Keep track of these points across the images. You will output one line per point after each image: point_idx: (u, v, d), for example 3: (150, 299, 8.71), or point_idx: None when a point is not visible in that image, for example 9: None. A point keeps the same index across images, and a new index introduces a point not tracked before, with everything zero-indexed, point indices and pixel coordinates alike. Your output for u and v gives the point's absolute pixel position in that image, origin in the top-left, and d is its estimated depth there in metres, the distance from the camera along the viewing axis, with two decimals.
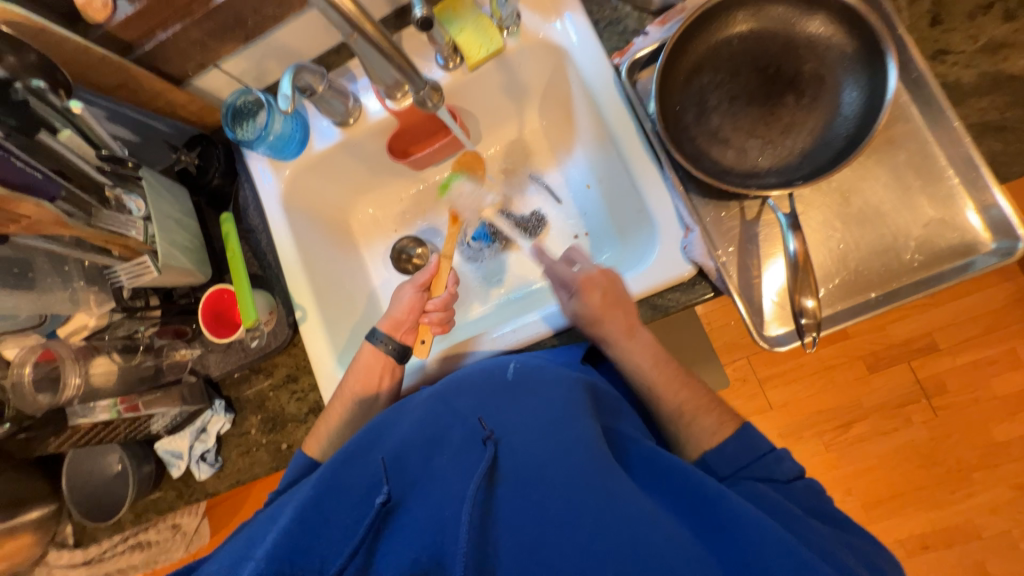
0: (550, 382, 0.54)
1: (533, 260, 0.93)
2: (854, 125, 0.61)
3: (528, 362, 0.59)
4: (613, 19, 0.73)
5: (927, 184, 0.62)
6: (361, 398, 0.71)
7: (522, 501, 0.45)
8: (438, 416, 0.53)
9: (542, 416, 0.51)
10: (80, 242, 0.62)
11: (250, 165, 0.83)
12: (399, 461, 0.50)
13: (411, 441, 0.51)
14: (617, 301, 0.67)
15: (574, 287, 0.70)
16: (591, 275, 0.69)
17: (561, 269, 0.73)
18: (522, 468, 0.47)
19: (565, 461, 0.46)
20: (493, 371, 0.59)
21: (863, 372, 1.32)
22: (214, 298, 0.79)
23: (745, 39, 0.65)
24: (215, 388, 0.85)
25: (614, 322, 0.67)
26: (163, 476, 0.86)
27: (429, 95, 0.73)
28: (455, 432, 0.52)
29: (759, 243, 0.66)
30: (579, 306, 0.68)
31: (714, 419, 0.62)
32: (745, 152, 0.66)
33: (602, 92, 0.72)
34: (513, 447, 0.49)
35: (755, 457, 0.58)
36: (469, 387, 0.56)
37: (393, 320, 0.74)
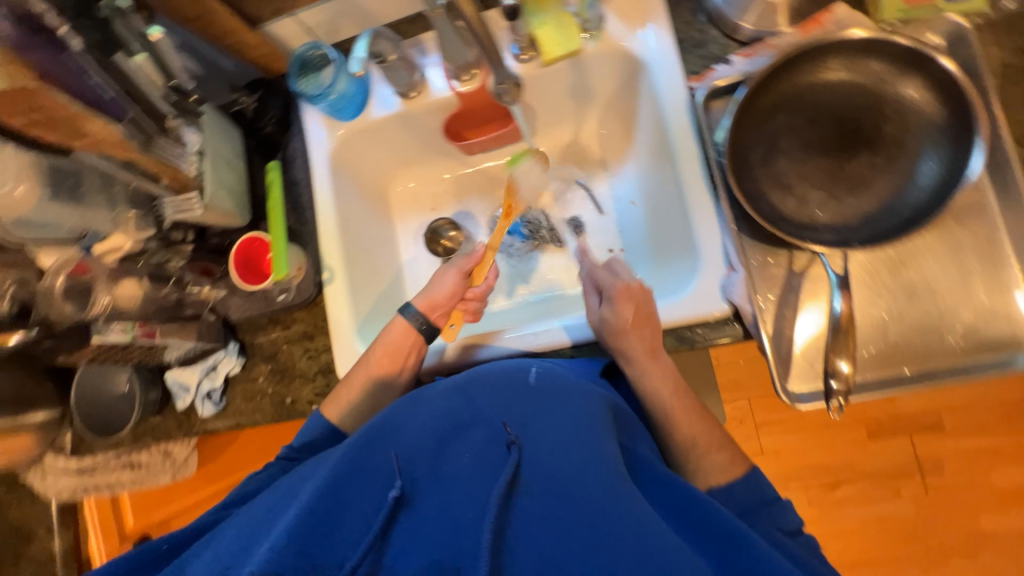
0: (576, 396, 0.54)
1: (563, 265, 0.93)
2: (925, 197, 0.60)
3: (549, 369, 0.60)
4: (698, 41, 0.72)
5: (987, 270, 0.61)
6: (383, 375, 0.71)
7: (544, 511, 0.44)
8: (458, 411, 0.53)
9: (566, 426, 0.50)
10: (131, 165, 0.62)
11: (305, 118, 0.83)
12: (419, 452, 0.49)
13: (433, 434, 0.51)
14: (647, 322, 0.67)
15: (609, 295, 0.70)
16: (629, 286, 0.70)
17: (602, 275, 0.74)
18: (545, 477, 0.46)
19: (590, 477, 0.46)
20: (515, 372, 0.58)
21: (863, 436, 1.30)
22: (246, 245, 0.80)
23: (834, 88, 0.63)
24: (231, 330, 0.86)
25: (638, 341, 0.66)
26: (167, 405, 0.88)
27: (508, 90, 0.68)
28: (477, 431, 0.51)
29: (801, 296, 0.65)
30: (609, 313, 0.68)
31: (725, 457, 0.63)
32: (805, 202, 0.64)
33: (672, 113, 0.71)
34: (536, 454, 0.48)
35: (760, 505, 0.59)
36: (491, 385, 0.56)
37: (430, 301, 0.75)
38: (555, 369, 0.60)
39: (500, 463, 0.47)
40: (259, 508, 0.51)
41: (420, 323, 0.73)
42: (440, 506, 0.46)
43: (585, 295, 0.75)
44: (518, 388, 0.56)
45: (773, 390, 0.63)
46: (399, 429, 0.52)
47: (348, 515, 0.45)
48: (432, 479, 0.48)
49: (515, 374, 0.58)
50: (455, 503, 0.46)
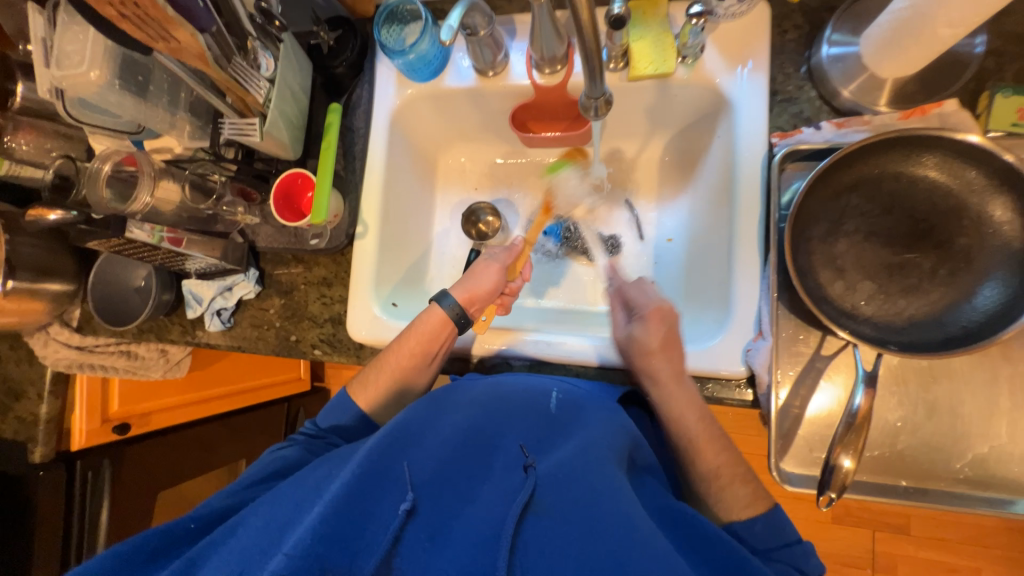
0: (589, 428, 0.61)
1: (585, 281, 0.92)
2: (978, 320, 0.57)
3: (568, 394, 0.68)
4: (792, 97, 0.69)
5: (1016, 408, 0.59)
6: (416, 356, 0.74)
7: (559, 528, 0.50)
8: (483, 432, 0.61)
9: (578, 456, 0.56)
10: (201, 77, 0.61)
11: (377, 69, 0.82)
12: (445, 465, 0.56)
13: (458, 450, 0.58)
14: (673, 346, 0.69)
15: (641, 313, 0.73)
16: (661, 308, 0.72)
17: (632, 291, 0.78)
18: (560, 497, 0.52)
19: (603, 502, 0.51)
20: (536, 401, 0.66)
21: (827, 518, 1.30)
22: (287, 181, 0.79)
23: (924, 185, 0.61)
24: (254, 257, 0.87)
25: (662, 365, 0.68)
26: (176, 310, 0.89)
27: (597, 106, 0.64)
28: (496, 457, 0.59)
29: (820, 380, 0.64)
30: (638, 331, 0.71)
31: (748, 491, 0.63)
32: (853, 290, 0.63)
33: (745, 164, 0.69)
34: (549, 477, 0.54)
35: (781, 544, 0.60)
36: (513, 413, 0.64)
37: (470, 294, 0.76)
38: (574, 399, 0.67)
39: (518, 482, 0.54)
40: (285, 505, 0.55)
41: (455, 312, 0.75)
42: (466, 518, 0.52)
43: (612, 311, 0.80)
44: (537, 420, 0.63)
45: (768, 464, 0.63)
46: (426, 439, 0.59)
47: (377, 517, 0.51)
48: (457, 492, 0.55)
49: (538, 402, 0.66)
50: (479, 513, 0.52)
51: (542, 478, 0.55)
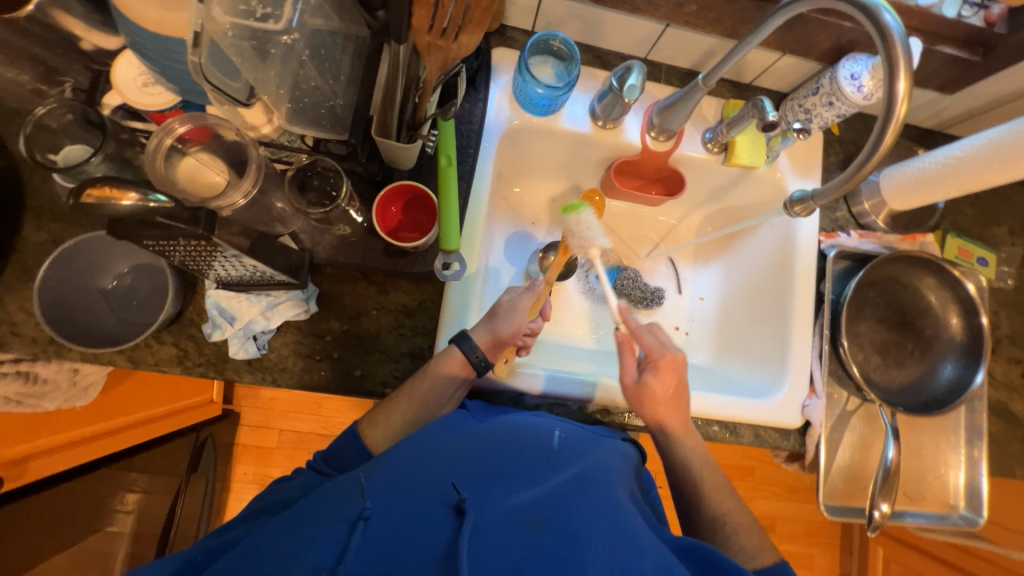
0: (587, 458, 0.62)
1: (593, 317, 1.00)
2: (942, 390, 0.82)
3: (569, 435, 0.67)
4: (829, 206, 0.90)
5: (948, 450, 0.86)
6: (430, 411, 0.68)
7: (567, 548, 0.46)
8: (476, 466, 0.55)
9: (579, 480, 0.56)
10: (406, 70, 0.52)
11: (492, 90, 0.78)
12: (426, 493, 0.50)
13: (448, 474, 0.53)
14: (681, 396, 0.77)
15: (653, 363, 0.76)
16: (667, 361, 0.76)
17: (649, 340, 0.79)
18: (558, 517, 0.49)
19: (600, 523, 0.49)
20: (536, 440, 0.63)
21: None
22: (390, 192, 0.69)
23: (917, 294, 0.86)
24: (310, 270, 0.71)
25: (669, 415, 0.76)
26: (179, 325, 0.67)
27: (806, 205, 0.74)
28: (491, 481, 0.54)
29: (847, 430, 0.82)
30: (649, 380, 0.76)
31: (755, 541, 0.72)
32: (867, 360, 0.84)
33: (803, 254, 0.86)
34: (548, 499, 0.52)
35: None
36: (515, 445, 0.61)
37: (494, 339, 0.71)
38: (573, 439, 0.66)
39: (509, 509, 0.49)
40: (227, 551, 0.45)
41: (475, 356, 0.68)
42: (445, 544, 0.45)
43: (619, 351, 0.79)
44: (536, 455, 0.60)
45: (816, 498, 0.78)
46: (418, 469, 0.53)
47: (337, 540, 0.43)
48: (434, 519, 0.47)
49: (538, 438, 0.64)
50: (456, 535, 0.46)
51: (533, 499, 0.51)
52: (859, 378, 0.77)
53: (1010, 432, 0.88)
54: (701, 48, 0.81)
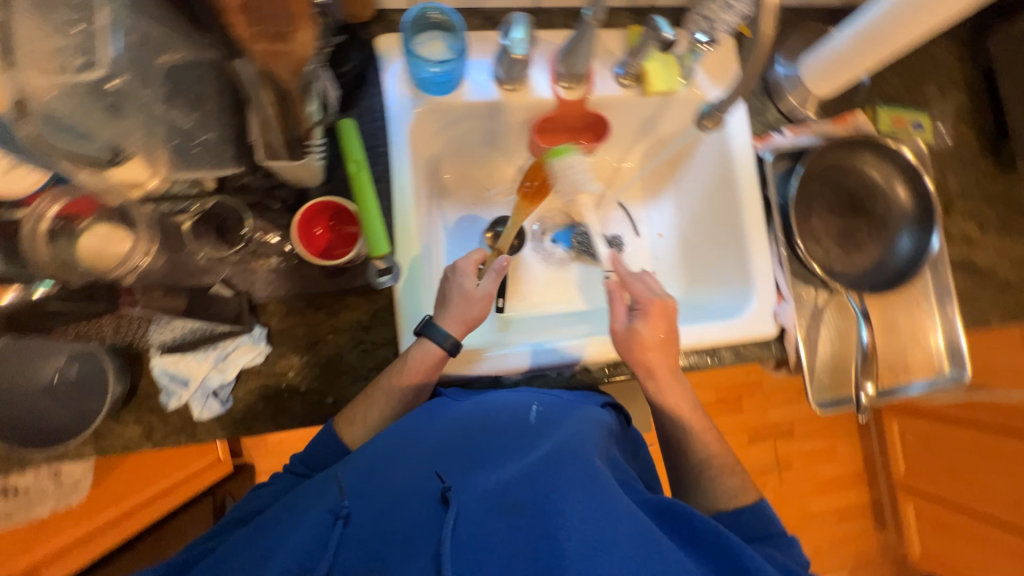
0: (566, 426, 0.63)
1: (563, 281, 1.00)
2: (904, 263, 0.82)
3: (547, 408, 0.68)
4: (759, 110, 0.88)
5: (922, 318, 0.87)
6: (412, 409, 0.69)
7: (538, 524, 0.48)
8: (454, 457, 0.58)
9: (556, 451, 0.56)
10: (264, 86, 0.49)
11: (387, 79, 0.74)
12: (406, 494, 0.53)
13: (427, 467, 0.56)
14: (672, 340, 0.77)
15: (645, 308, 0.78)
16: (660, 304, 0.78)
17: (637, 287, 0.81)
18: (534, 496, 0.51)
19: (576, 496, 0.50)
20: (515, 419, 0.65)
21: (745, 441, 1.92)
22: (307, 212, 0.66)
23: (859, 175, 0.86)
24: (252, 312, 0.69)
25: (659, 361, 0.77)
26: (136, 400, 0.66)
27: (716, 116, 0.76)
28: (469, 466, 0.57)
29: (823, 324, 0.83)
30: (639, 326, 0.77)
31: (736, 483, 0.78)
32: (827, 253, 0.84)
33: (742, 165, 0.84)
34: (525, 475, 0.53)
35: (768, 534, 0.73)
36: (495, 427, 0.63)
37: (465, 322, 0.71)
38: (552, 413, 0.67)
39: (487, 494, 0.52)
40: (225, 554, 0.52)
41: (448, 344, 0.69)
42: (423, 538, 0.48)
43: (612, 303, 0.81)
44: (515, 433, 0.62)
45: (806, 396, 0.80)
46: (398, 468, 0.56)
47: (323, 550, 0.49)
48: (418, 511, 0.51)
49: (517, 414, 0.66)
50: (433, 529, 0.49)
51: (510, 480, 0.53)
52: (822, 274, 0.77)
53: (975, 285, 0.90)
54: None
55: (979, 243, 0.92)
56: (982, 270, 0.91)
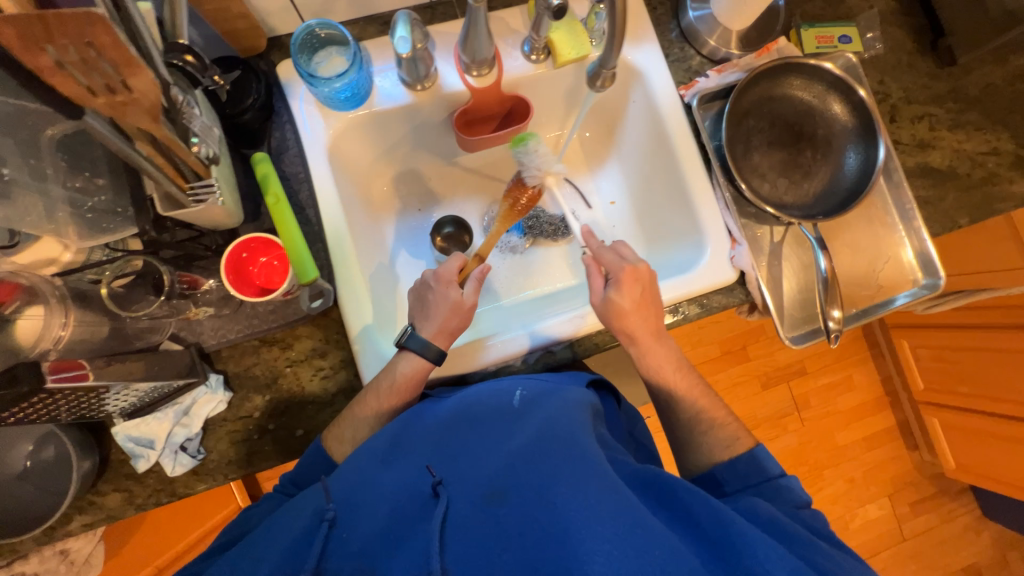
0: (552, 405, 0.64)
1: (528, 266, 0.99)
2: (853, 181, 0.80)
3: (533, 389, 0.69)
4: (680, 56, 0.85)
5: (887, 233, 0.85)
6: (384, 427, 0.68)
7: (526, 509, 0.50)
8: (442, 452, 0.59)
9: (542, 434, 0.58)
10: (152, 139, 0.47)
11: (294, 105, 0.73)
12: (396, 494, 0.55)
13: (417, 468, 0.58)
14: (650, 299, 0.76)
15: (617, 276, 0.76)
16: (636, 269, 0.76)
17: (608, 257, 0.79)
18: (519, 484, 0.53)
19: (559, 480, 0.52)
20: (500, 406, 0.66)
21: (758, 389, 1.92)
22: (236, 252, 0.66)
23: (790, 100, 0.83)
24: (207, 361, 0.70)
25: (642, 321, 0.77)
26: (109, 471, 0.66)
27: (606, 75, 0.73)
28: (458, 458, 0.59)
29: (784, 260, 0.81)
30: (615, 295, 0.76)
31: (728, 436, 0.81)
32: (775, 187, 0.82)
33: (671, 116, 0.82)
34: (512, 462, 0.55)
35: (764, 479, 0.75)
36: (482, 418, 0.64)
37: (440, 327, 0.71)
38: (537, 395, 0.67)
39: (475, 486, 0.54)
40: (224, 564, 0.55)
41: (433, 353, 0.70)
42: (412, 534, 0.51)
43: (589, 276, 0.80)
44: (501, 420, 0.63)
45: (779, 336, 0.78)
46: (390, 474, 0.58)
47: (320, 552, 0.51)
48: (415, 507, 0.54)
49: (502, 402, 0.67)
50: (422, 526, 0.51)
51: (496, 470, 0.55)
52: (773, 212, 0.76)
53: (936, 189, 0.88)
54: None
55: (934, 145, 0.89)
56: (940, 172, 0.88)
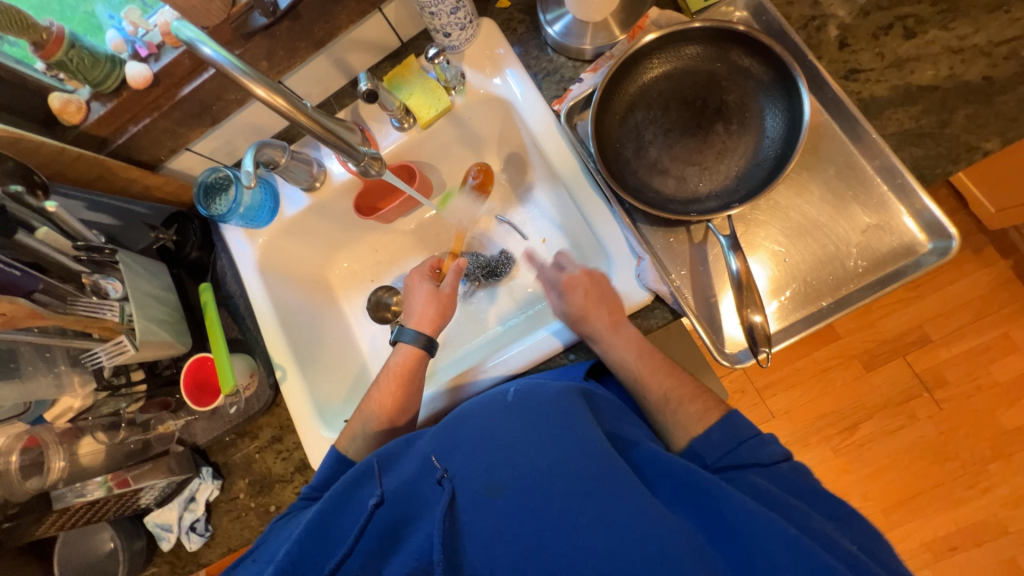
0: (548, 397, 0.58)
1: (477, 313, 0.96)
2: (780, 147, 0.65)
3: (528, 383, 0.62)
4: (550, 69, 0.79)
5: (859, 193, 0.66)
6: None
7: (524, 507, 0.50)
8: (442, 442, 0.59)
9: (539, 429, 0.55)
10: (63, 331, 0.67)
11: (225, 235, 0.87)
12: (404, 487, 0.56)
13: (418, 468, 0.57)
14: (601, 296, 0.70)
15: (559, 287, 0.73)
16: (573, 275, 0.73)
17: (549, 273, 0.77)
18: (518, 477, 0.52)
19: (558, 474, 0.51)
20: (495, 397, 0.62)
21: (861, 370, 1.38)
22: (195, 366, 0.82)
23: (669, 78, 0.69)
24: (202, 456, 0.86)
25: (598, 318, 0.69)
26: (155, 552, 0.85)
27: (370, 164, 0.69)
28: (454, 455, 0.57)
29: (709, 264, 0.69)
30: (565, 303, 0.72)
31: (699, 405, 0.63)
32: (684, 180, 0.69)
33: (547, 137, 0.77)
34: (509, 460, 0.54)
35: (740, 443, 0.59)
36: (475, 414, 0.60)
37: (420, 317, 0.80)
38: (532, 382, 0.62)
39: (474, 482, 0.54)
40: (265, 555, 0.61)
41: (422, 340, 0.77)
42: (419, 524, 0.54)
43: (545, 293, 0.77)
44: (497, 407, 0.60)
45: (712, 359, 0.66)
46: (395, 473, 0.59)
47: (343, 538, 0.56)
48: (421, 501, 0.55)
49: (494, 397, 0.62)
50: (428, 515, 0.54)
51: (492, 465, 0.54)
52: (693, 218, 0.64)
53: (934, 113, 0.64)
54: (329, 65, 0.80)
55: (921, 56, 0.65)
56: (938, 87, 0.64)
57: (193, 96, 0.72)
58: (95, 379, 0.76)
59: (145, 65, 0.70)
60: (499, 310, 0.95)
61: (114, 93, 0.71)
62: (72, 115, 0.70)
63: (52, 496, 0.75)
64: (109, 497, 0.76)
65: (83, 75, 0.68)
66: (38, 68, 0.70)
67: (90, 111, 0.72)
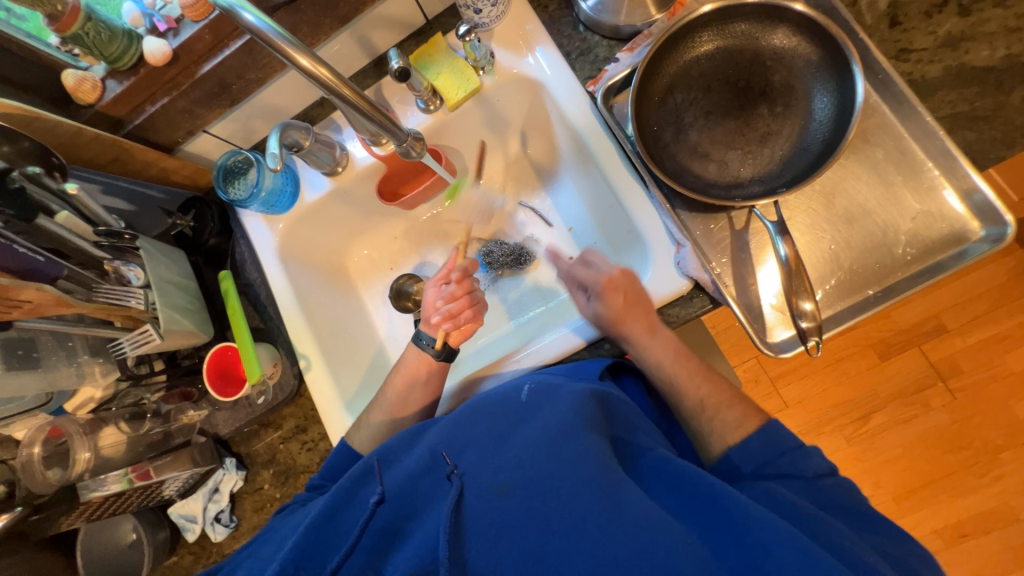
0: (560, 399, 0.57)
1: (501, 304, 0.94)
2: (829, 129, 0.62)
3: (542, 380, 0.62)
4: (584, 48, 0.76)
5: (908, 178, 0.64)
6: None
7: (533, 510, 0.48)
8: (455, 436, 0.57)
9: (550, 430, 0.53)
10: (82, 318, 0.64)
11: (244, 222, 0.84)
12: (410, 479, 0.55)
13: (426, 462, 0.56)
14: (638, 301, 0.67)
15: (595, 289, 0.69)
16: (613, 276, 0.68)
17: (580, 272, 0.72)
18: (529, 477, 0.50)
19: (571, 475, 0.49)
20: (507, 393, 0.61)
21: (875, 360, 1.37)
22: (218, 356, 0.79)
23: (713, 57, 0.67)
24: (225, 446, 0.84)
25: (631, 313, 0.66)
26: (178, 541, 0.83)
27: (411, 145, 0.68)
28: (464, 450, 0.56)
29: (751, 251, 0.68)
30: (600, 308, 0.68)
31: (737, 413, 0.61)
32: (726, 165, 0.67)
33: (580, 119, 0.74)
34: (520, 458, 0.52)
35: (779, 454, 0.57)
36: (488, 412, 0.59)
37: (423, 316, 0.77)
38: (547, 382, 0.61)
39: (486, 478, 0.52)
40: (271, 540, 0.59)
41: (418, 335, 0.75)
42: (424, 520, 0.52)
43: (571, 294, 0.74)
44: (510, 405, 0.59)
45: (755, 350, 0.64)
46: (403, 464, 0.57)
47: (346, 531, 0.53)
48: (428, 493, 0.54)
49: (506, 396, 0.61)
50: (434, 510, 0.52)
51: (503, 461, 0.53)
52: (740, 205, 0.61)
53: (989, 95, 0.62)
54: (352, 43, 0.77)
55: (975, 35, 0.63)
56: (993, 68, 0.62)
57: (213, 73, 0.69)
58: (118, 370, 0.74)
59: (164, 41, 0.66)
60: (523, 299, 0.93)
61: (130, 70, 0.68)
62: (87, 94, 0.67)
63: (76, 487, 0.73)
64: (130, 489, 0.74)
65: (99, 51, 0.65)
66: (51, 42, 0.67)
67: (105, 90, 0.68)
